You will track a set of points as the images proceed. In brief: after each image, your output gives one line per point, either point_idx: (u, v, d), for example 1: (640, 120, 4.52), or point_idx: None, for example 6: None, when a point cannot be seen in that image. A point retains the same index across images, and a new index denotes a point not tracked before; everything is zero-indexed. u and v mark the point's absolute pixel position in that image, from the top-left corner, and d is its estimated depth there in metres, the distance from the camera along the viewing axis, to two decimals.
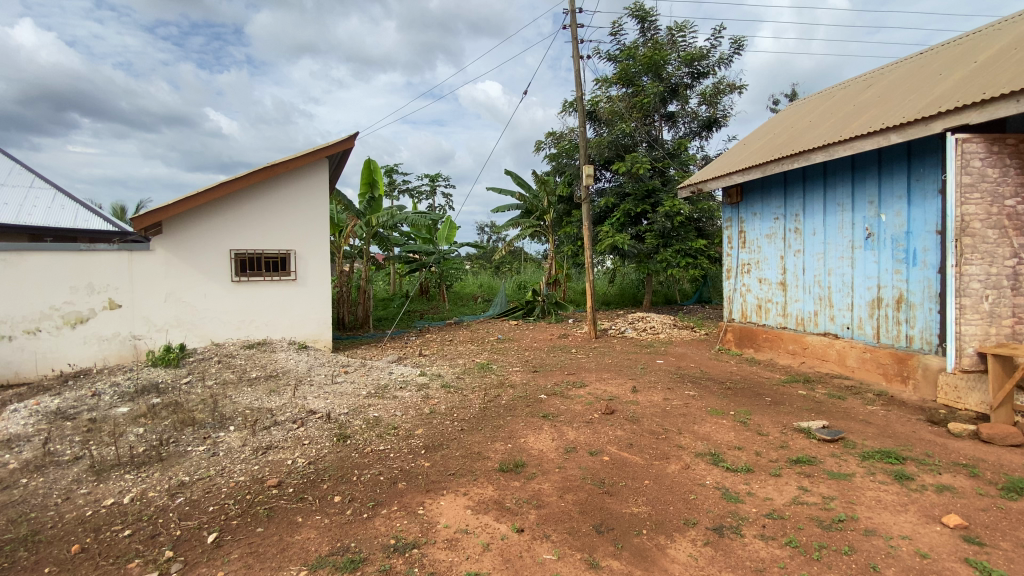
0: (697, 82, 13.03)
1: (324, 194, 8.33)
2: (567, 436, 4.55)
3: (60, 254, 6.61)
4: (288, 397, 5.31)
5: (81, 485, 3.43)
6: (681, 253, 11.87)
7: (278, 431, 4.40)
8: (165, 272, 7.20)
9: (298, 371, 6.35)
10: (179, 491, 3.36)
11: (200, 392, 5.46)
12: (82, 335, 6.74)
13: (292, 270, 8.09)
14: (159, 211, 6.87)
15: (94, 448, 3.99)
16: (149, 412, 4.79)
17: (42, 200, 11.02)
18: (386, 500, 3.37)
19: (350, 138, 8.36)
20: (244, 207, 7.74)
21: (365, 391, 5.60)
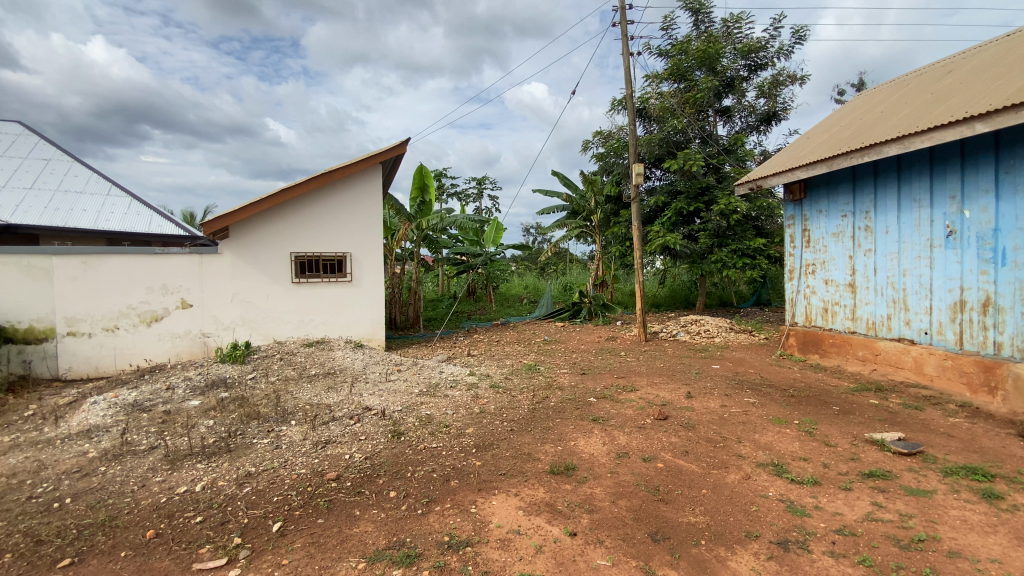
0: (755, 74, 12.51)
1: (378, 198, 8.58)
2: (619, 440, 4.46)
3: (137, 257, 7.14)
4: (344, 394, 5.51)
5: (158, 473, 3.68)
6: (737, 253, 11.42)
7: (335, 426, 4.57)
8: (231, 273, 7.64)
9: (353, 369, 6.58)
10: (246, 481, 3.54)
11: (264, 388, 5.77)
12: (156, 333, 7.27)
13: (347, 271, 8.40)
14: (226, 216, 7.30)
15: (169, 438, 4.29)
16: (218, 405, 5.09)
17: (118, 207, 12.04)
18: (439, 497, 3.42)
19: (402, 143, 8.57)
20: (302, 212, 8.09)
21: (417, 389, 5.72)
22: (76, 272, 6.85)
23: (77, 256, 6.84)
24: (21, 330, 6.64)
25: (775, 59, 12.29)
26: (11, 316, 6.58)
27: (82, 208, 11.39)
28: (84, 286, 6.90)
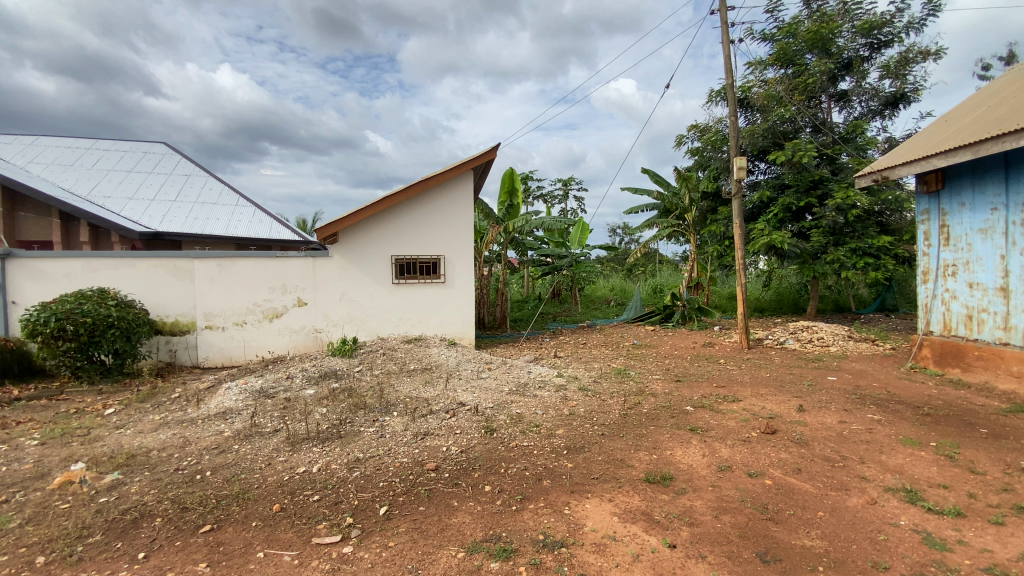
0: (878, 53, 11.24)
1: (470, 202, 8.88)
2: (721, 453, 4.21)
3: (261, 260, 8.01)
4: (440, 389, 5.77)
5: (281, 453, 4.10)
6: (856, 253, 10.34)
7: (433, 419, 4.79)
8: (339, 274, 8.30)
9: (448, 366, 6.86)
10: (355, 466, 3.83)
11: (368, 380, 6.22)
12: (277, 328, 8.11)
13: (442, 273, 8.78)
14: (336, 223, 7.93)
15: (289, 423, 4.76)
16: (330, 394, 5.57)
17: (245, 216, 13.59)
18: (533, 495, 3.46)
19: (493, 147, 8.78)
20: (401, 217, 8.57)
21: (507, 388, 5.83)
22: (213, 273, 7.84)
23: (214, 259, 7.82)
24: (170, 323, 7.73)
25: (903, 35, 10.97)
26: (163, 311, 7.68)
27: (215, 217, 13.02)
28: (220, 286, 7.87)
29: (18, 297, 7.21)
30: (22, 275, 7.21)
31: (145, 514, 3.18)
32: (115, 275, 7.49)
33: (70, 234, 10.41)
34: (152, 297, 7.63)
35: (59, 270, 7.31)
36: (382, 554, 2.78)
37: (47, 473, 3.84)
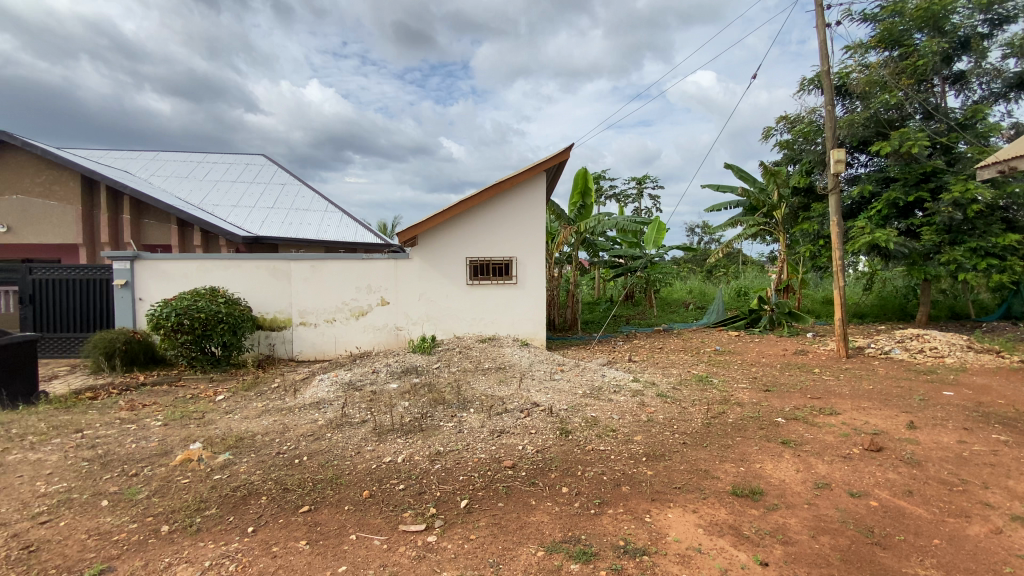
0: (1001, 28, 9.95)
1: (542, 204, 8.90)
2: (816, 469, 3.90)
3: (348, 261, 8.52)
4: (515, 388, 5.84)
5: (369, 442, 4.34)
6: (977, 253, 9.22)
7: (509, 417, 4.86)
8: (418, 275, 8.64)
9: (522, 366, 6.93)
10: (436, 459, 3.98)
11: (446, 376, 6.44)
12: (362, 325, 8.60)
13: (514, 274, 8.87)
14: (415, 226, 8.25)
15: (375, 414, 5.03)
16: (411, 389, 5.83)
17: (333, 221, 14.56)
18: (612, 500, 3.40)
19: (567, 148, 8.75)
20: (476, 220, 8.74)
21: (582, 390, 5.79)
22: (306, 274, 8.47)
23: (307, 260, 8.45)
24: (270, 319, 8.44)
25: None
26: (264, 308, 8.42)
27: (307, 222, 14.06)
28: (312, 285, 8.48)
29: (147, 294, 8.22)
30: (150, 275, 8.20)
31: (252, 492, 3.50)
32: (224, 275, 8.32)
33: (187, 239, 11.69)
34: (254, 295, 8.38)
35: (180, 271, 8.24)
36: (464, 546, 2.86)
37: (172, 450, 4.32)
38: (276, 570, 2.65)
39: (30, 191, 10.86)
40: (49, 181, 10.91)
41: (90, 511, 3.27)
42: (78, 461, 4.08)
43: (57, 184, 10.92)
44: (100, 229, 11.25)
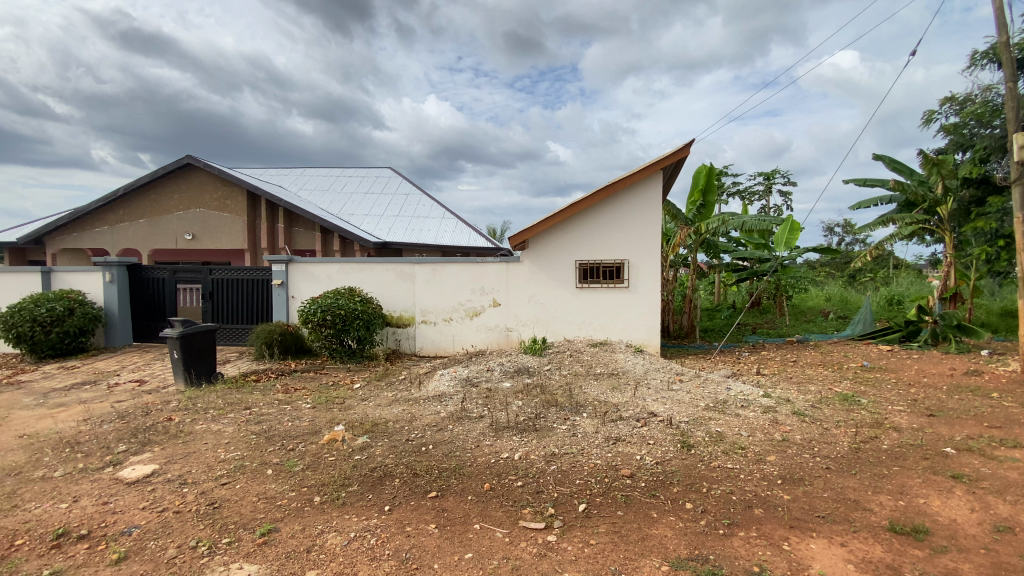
0: None
1: (657, 206, 8.57)
2: (1002, 512, 3.26)
3: (464, 264, 8.97)
4: (630, 396, 5.68)
5: (487, 437, 4.51)
6: None
7: (624, 425, 4.74)
8: (530, 278, 8.79)
9: (636, 373, 6.72)
10: (552, 460, 4.01)
11: (558, 379, 6.48)
12: (477, 325, 8.98)
13: (626, 278, 8.64)
14: (526, 230, 8.39)
15: (491, 411, 5.22)
16: (524, 389, 5.95)
17: (449, 226, 15.43)
18: (743, 522, 3.15)
19: (684, 146, 8.34)
20: (587, 222, 8.65)
21: (703, 403, 5.46)
22: (428, 276, 9.07)
23: (428, 263, 9.04)
24: (396, 317, 9.17)
25: None
26: (390, 307, 9.16)
27: (427, 228, 15.06)
28: (433, 286, 9.05)
29: (297, 292, 9.40)
30: (300, 276, 9.36)
31: (386, 474, 3.82)
32: (357, 276, 9.22)
33: (327, 244, 13.15)
34: (382, 295, 9.16)
35: (322, 272, 9.30)
36: (585, 550, 2.85)
37: (319, 431, 4.88)
38: (410, 549, 2.87)
39: (211, 205, 13.00)
40: (224, 197, 12.97)
41: (258, 478, 3.82)
42: (247, 434, 4.79)
43: (230, 199, 12.94)
44: (261, 236, 13.11)
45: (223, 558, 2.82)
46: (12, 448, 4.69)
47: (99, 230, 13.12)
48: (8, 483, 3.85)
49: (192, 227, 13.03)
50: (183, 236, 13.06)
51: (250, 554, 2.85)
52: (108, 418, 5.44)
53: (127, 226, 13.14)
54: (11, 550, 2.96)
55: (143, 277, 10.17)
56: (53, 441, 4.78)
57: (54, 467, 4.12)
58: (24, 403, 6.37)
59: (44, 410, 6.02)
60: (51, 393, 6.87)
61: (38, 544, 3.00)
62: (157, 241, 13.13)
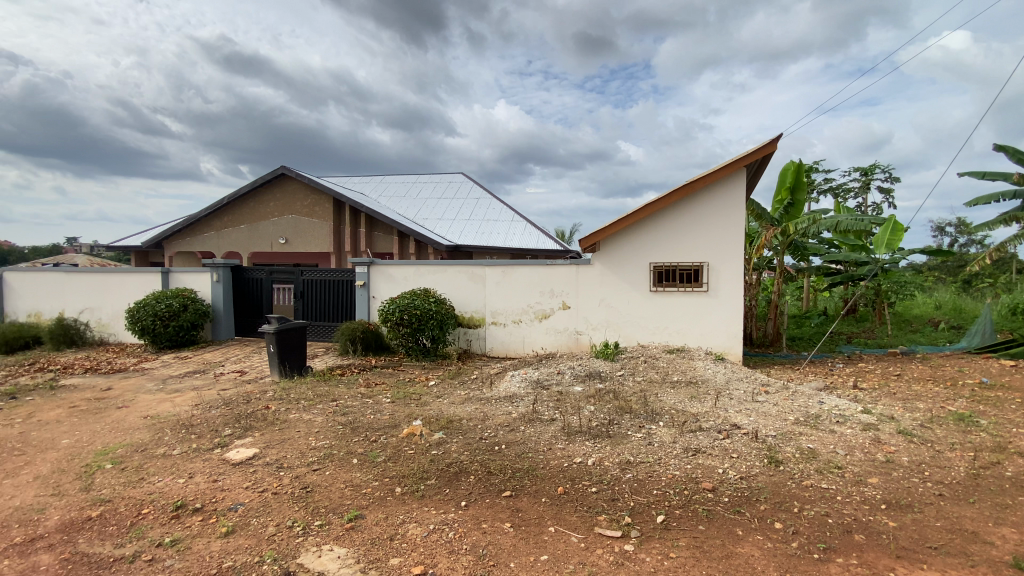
0: None
1: (739, 205, 8.14)
2: None
3: (534, 267, 9.00)
4: (709, 406, 5.43)
5: (560, 441, 4.49)
6: None
7: (704, 436, 4.53)
8: (601, 281, 8.65)
9: (716, 382, 6.40)
10: (627, 468, 3.91)
11: (632, 385, 6.32)
12: (546, 328, 8.98)
13: (704, 281, 8.28)
14: (598, 231, 8.24)
15: (563, 415, 5.18)
16: (596, 394, 5.87)
17: (519, 229, 15.57)
18: (840, 548, 2.90)
19: (771, 141, 7.87)
20: (662, 223, 8.36)
21: (792, 417, 5.09)
22: (498, 278, 9.20)
23: (499, 266, 9.18)
24: (467, 318, 9.39)
25: None
26: (463, 308, 9.40)
27: (498, 231, 15.30)
28: (503, 288, 9.18)
29: (377, 293, 9.91)
30: (380, 278, 9.87)
31: (462, 470, 3.92)
32: (431, 278, 9.55)
33: (404, 247, 13.74)
34: (455, 296, 9.42)
35: (400, 274, 9.74)
36: (664, 562, 2.75)
37: (399, 424, 5.12)
38: (486, 545, 2.92)
39: (302, 212, 14.04)
40: (313, 204, 13.96)
41: (345, 466, 4.06)
42: (334, 424, 5.11)
43: (319, 206, 13.91)
44: (344, 240, 13.97)
45: (315, 539, 3.02)
46: (139, 427, 5.33)
47: (208, 235, 14.60)
48: (137, 458, 4.39)
49: (285, 232, 14.14)
50: (277, 240, 14.21)
51: (339, 538, 3.03)
52: (215, 404, 6.03)
53: (231, 232, 14.52)
54: (141, 517, 3.37)
55: (244, 278, 11.18)
56: (172, 422, 5.37)
57: (173, 446, 4.63)
58: (148, 388, 7.22)
59: (164, 395, 6.79)
60: (169, 379, 7.73)
61: (161, 513, 3.39)
62: (255, 245, 14.39)
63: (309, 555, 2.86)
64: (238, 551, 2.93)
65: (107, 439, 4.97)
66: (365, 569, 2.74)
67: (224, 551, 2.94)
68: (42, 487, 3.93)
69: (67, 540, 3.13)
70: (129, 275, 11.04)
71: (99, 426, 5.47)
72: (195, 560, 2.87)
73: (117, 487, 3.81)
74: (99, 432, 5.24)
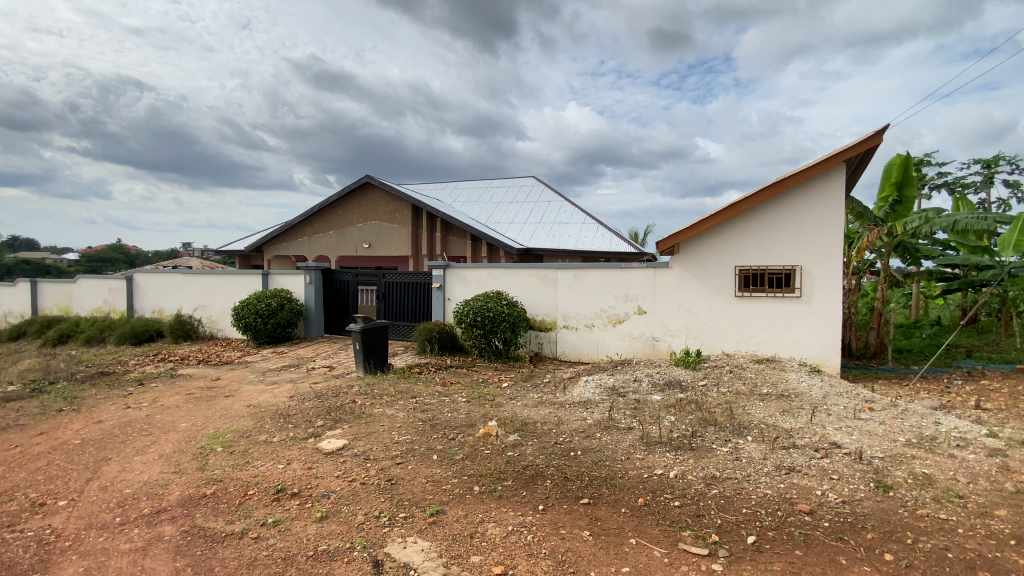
0: None
1: (838, 204, 7.49)
2: None
3: (608, 270, 8.82)
4: (803, 421, 5.02)
5: (638, 450, 4.35)
6: None
7: (799, 454, 4.19)
8: (680, 285, 8.30)
9: (812, 396, 5.91)
10: (713, 483, 3.71)
11: (716, 396, 5.98)
12: (621, 333, 8.78)
13: (797, 286, 7.70)
14: (678, 233, 7.90)
15: (641, 424, 5.01)
16: (677, 404, 5.62)
17: (591, 232, 15.34)
18: None
19: (876, 133, 7.17)
20: (748, 224, 7.87)
21: (902, 438, 4.56)
22: (571, 281, 9.13)
23: (571, 268, 9.10)
24: (539, 321, 9.39)
25: None
26: (534, 311, 9.42)
27: (569, 234, 15.18)
28: (576, 292, 9.09)
29: (452, 295, 10.20)
30: (455, 281, 10.15)
31: (539, 474, 3.91)
32: (504, 281, 9.67)
33: (477, 251, 14.01)
34: (527, 299, 9.47)
35: (473, 277, 9.95)
36: None
37: (475, 424, 5.21)
38: (566, 551, 2.89)
39: (383, 218, 14.79)
40: (394, 210, 14.66)
41: (426, 462, 4.20)
42: (414, 421, 5.30)
43: (399, 212, 14.58)
44: (422, 244, 14.52)
45: (400, 530, 3.15)
46: (244, 415, 5.87)
47: (301, 241, 15.79)
48: (243, 443, 4.82)
49: (369, 237, 14.96)
50: (361, 244, 15.07)
51: (422, 531, 3.14)
52: (308, 396, 6.50)
53: (321, 237, 15.60)
54: (247, 497, 3.69)
55: (331, 279, 11.95)
56: (271, 412, 5.85)
57: (273, 433, 5.04)
58: (250, 379, 7.93)
59: (264, 386, 7.42)
60: (268, 372, 8.44)
61: (264, 495, 3.69)
62: (341, 249, 15.34)
63: (395, 545, 2.99)
64: (331, 536, 3.12)
65: (217, 425, 5.51)
66: (448, 564, 2.81)
67: (319, 535, 3.14)
68: (167, 464, 4.43)
69: (186, 514, 3.50)
70: (234, 276, 12.19)
71: (210, 412, 6.09)
72: (294, 541, 3.09)
73: (227, 469, 4.21)
74: (211, 418, 5.83)
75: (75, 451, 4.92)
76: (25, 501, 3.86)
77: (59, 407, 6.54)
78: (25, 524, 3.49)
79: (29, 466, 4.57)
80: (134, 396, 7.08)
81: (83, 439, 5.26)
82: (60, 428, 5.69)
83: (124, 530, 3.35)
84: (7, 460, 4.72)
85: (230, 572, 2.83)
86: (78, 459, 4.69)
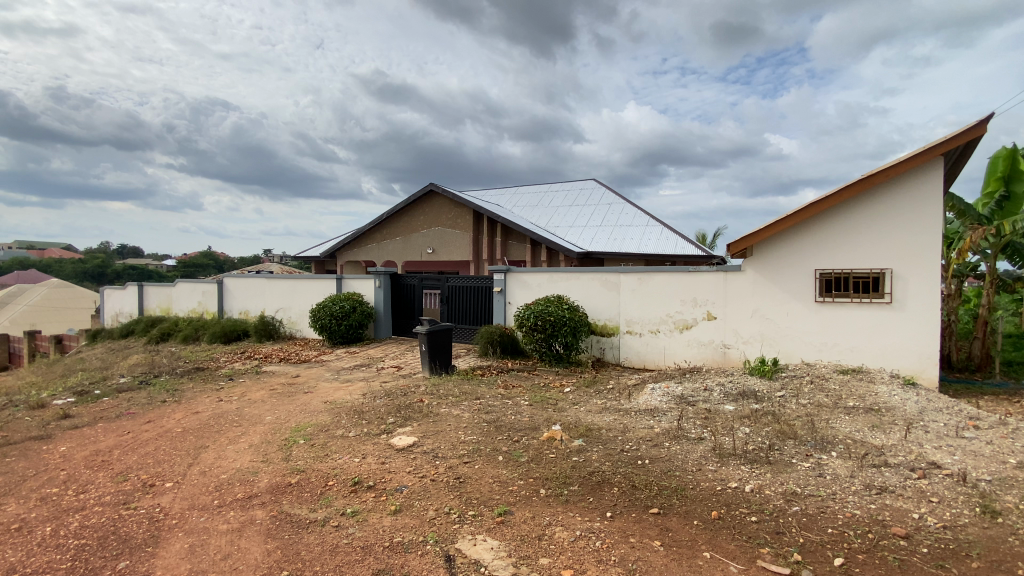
0: None
1: (935, 200, 6.85)
2: None
3: (675, 274, 8.55)
4: (896, 438, 4.62)
5: (710, 462, 4.18)
6: None
7: (891, 474, 3.86)
8: (753, 290, 7.89)
9: (905, 411, 5.42)
10: (793, 500, 3.49)
11: (795, 408, 5.64)
12: (687, 339, 8.49)
13: (887, 291, 7.11)
14: (752, 235, 7.53)
15: (713, 435, 4.81)
16: (752, 415, 5.34)
17: (654, 235, 14.96)
18: None
19: (981, 123, 6.50)
20: (830, 225, 7.37)
21: (1014, 460, 4.07)
22: (634, 286, 8.96)
23: (634, 273, 8.93)
24: (601, 325, 9.29)
25: None
26: (596, 315, 9.33)
27: (631, 237, 14.89)
28: (639, 297, 8.90)
29: (513, 299, 10.31)
30: (516, 285, 10.25)
31: (606, 481, 3.86)
32: (565, 284, 9.65)
33: (537, 255, 14.06)
34: (588, 303, 9.40)
35: (534, 281, 10.01)
36: None
37: (539, 427, 5.23)
38: (635, 560, 2.85)
39: (447, 224, 15.22)
40: (456, 216, 15.06)
41: (492, 462, 4.27)
42: (480, 421, 5.41)
43: (461, 218, 14.95)
44: (483, 249, 14.78)
45: (470, 528, 3.23)
46: (321, 410, 6.24)
47: (370, 246, 16.57)
48: (322, 436, 5.13)
49: (433, 242, 15.44)
50: (426, 249, 15.56)
51: (491, 530, 3.20)
52: (379, 394, 6.80)
53: (388, 243, 16.27)
54: (328, 488, 3.92)
55: (399, 283, 12.44)
56: (346, 408, 6.18)
57: (349, 428, 5.33)
58: (326, 377, 8.43)
59: (338, 384, 7.85)
60: (342, 371, 8.93)
61: (342, 486, 3.91)
62: (407, 254, 15.92)
63: (466, 543, 3.06)
64: (405, 529, 3.25)
65: (297, 419, 5.89)
66: (517, 564, 2.85)
67: (393, 527, 3.28)
68: (256, 454, 4.80)
69: (274, 500, 3.78)
70: (311, 280, 13.00)
71: (292, 406, 6.53)
72: (371, 531, 3.25)
73: (308, 460, 4.50)
74: (292, 412, 6.24)
75: (177, 438, 5.46)
76: (138, 481, 4.32)
77: (163, 398, 7.27)
78: (139, 502, 3.91)
79: (140, 450, 5.11)
80: (225, 390, 7.73)
81: (183, 428, 5.81)
82: (164, 417, 6.33)
83: (221, 512, 3.67)
84: (123, 445, 5.30)
85: (314, 556, 3.03)
86: (180, 446, 5.19)
